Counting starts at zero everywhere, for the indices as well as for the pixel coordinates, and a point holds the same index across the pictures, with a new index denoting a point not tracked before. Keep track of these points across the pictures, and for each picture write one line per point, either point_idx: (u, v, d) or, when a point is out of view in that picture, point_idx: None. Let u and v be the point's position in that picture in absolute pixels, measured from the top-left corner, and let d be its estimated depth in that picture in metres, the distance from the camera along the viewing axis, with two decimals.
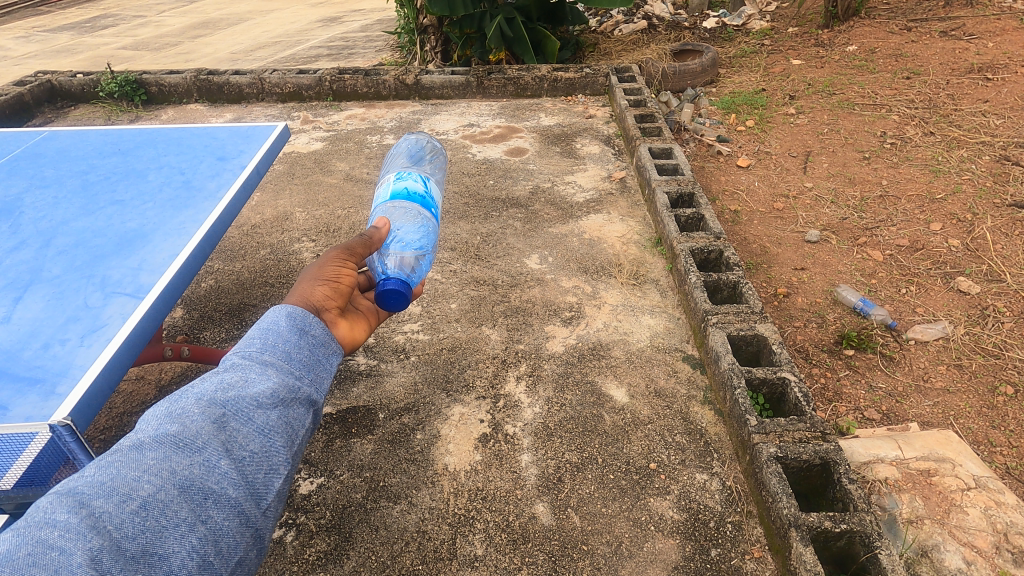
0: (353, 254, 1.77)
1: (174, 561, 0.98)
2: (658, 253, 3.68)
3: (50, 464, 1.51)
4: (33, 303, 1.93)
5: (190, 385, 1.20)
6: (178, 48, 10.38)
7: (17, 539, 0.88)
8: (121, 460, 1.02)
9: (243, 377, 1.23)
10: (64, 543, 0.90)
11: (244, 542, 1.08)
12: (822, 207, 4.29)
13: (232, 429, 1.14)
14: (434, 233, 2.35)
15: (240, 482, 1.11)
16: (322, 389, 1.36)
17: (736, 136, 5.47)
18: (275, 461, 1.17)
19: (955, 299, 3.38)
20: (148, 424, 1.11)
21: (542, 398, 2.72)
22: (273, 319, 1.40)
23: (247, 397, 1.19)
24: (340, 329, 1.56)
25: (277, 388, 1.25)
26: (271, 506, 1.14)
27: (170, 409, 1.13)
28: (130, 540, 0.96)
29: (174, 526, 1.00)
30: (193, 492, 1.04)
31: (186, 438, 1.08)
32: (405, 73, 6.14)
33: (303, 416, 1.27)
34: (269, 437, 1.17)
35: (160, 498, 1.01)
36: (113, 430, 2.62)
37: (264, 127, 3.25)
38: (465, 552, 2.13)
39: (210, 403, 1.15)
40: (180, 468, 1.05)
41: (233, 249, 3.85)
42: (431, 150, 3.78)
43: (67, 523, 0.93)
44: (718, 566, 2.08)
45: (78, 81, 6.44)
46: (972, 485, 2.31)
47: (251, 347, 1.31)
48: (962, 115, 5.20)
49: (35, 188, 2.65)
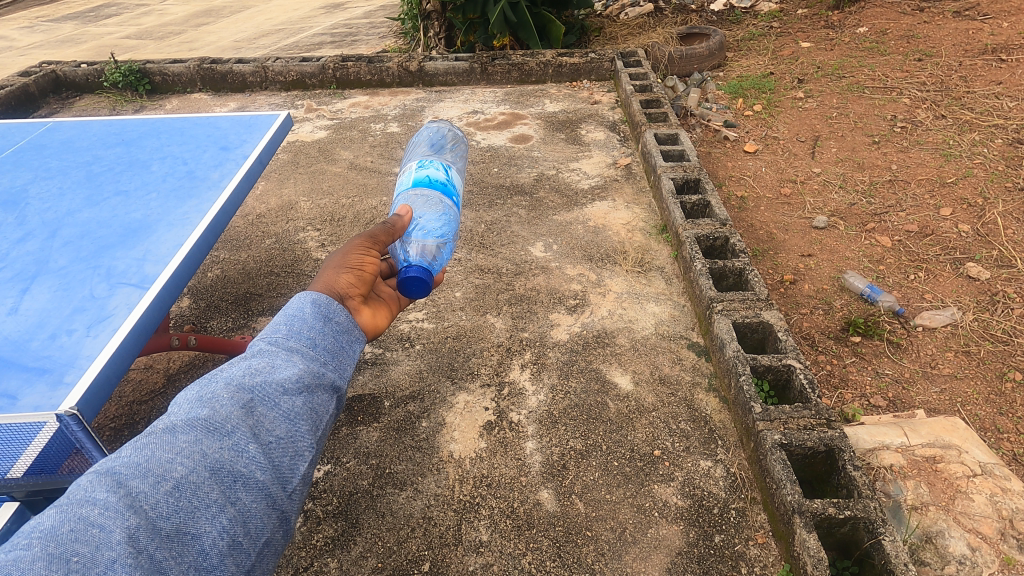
0: (376, 242, 1.76)
1: (205, 540, 1.00)
2: (663, 240, 3.67)
3: (60, 452, 1.55)
4: (40, 295, 1.95)
5: (219, 370, 1.21)
6: (182, 37, 10.32)
7: (61, 516, 0.92)
8: (156, 442, 1.04)
9: (270, 363, 1.24)
10: (104, 521, 0.94)
11: (271, 523, 1.10)
12: (829, 193, 4.25)
13: (259, 414, 1.15)
14: (456, 220, 2.34)
15: (267, 465, 1.12)
16: (346, 375, 1.36)
17: (743, 120, 5.40)
18: (300, 446, 1.18)
19: (965, 285, 3.35)
20: (180, 407, 1.12)
21: (547, 386, 2.72)
22: (299, 305, 1.39)
23: (273, 383, 1.20)
24: (363, 316, 1.56)
25: (302, 373, 1.25)
26: (297, 489, 1.15)
27: (201, 393, 1.15)
28: (164, 519, 0.98)
29: (205, 506, 1.02)
30: (223, 474, 1.06)
31: (215, 422, 1.10)
32: (409, 59, 6.09)
33: (327, 402, 1.28)
34: (294, 422, 1.18)
35: (191, 480, 1.02)
36: (123, 419, 2.66)
37: (266, 116, 3.24)
38: (471, 537, 2.15)
39: (238, 388, 1.16)
40: (210, 451, 1.06)
41: (239, 238, 3.87)
42: (450, 138, 3.65)
43: (106, 502, 0.96)
44: (721, 552, 2.09)
45: (82, 71, 6.43)
46: (978, 472, 2.30)
47: (277, 333, 1.31)
48: (975, 97, 5.10)
49: (40, 179, 2.67)
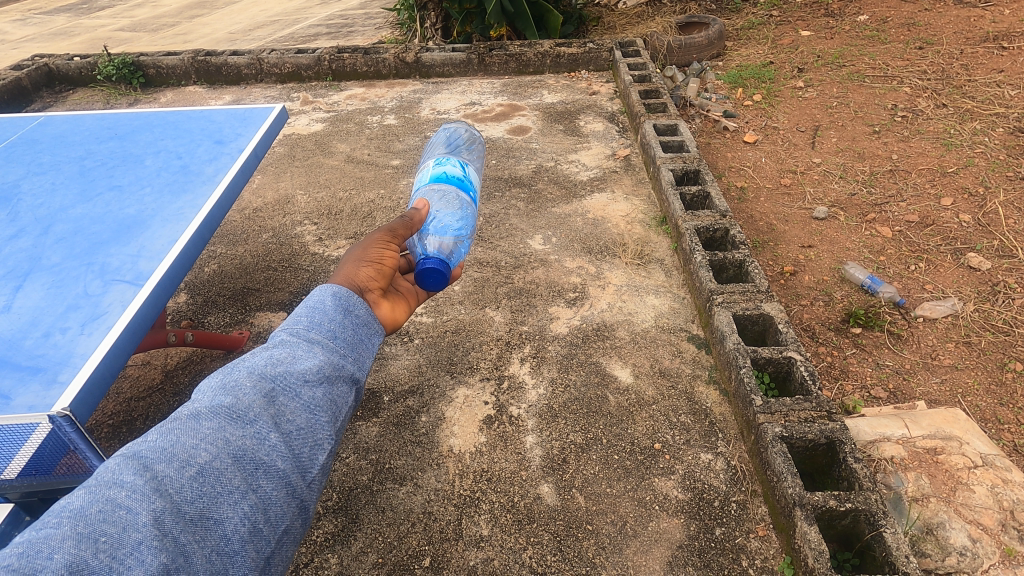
0: (395, 235, 1.74)
1: (228, 526, 1.00)
2: (663, 232, 3.64)
3: (54, 452, 1.52)
4: (34, 292, 1.93)
5: (241, 358, 1.20)
6: (176, 29, 10.21)
7: (89, 496, 0.92)
8: (180, 428, 1.04)
9: (291, 353, 1.23)
10: (130, 503, 0.93)
11: (289, 511, 1.09)
12: (829, 183, 4.23)
13: (281, 404, 1.14)
14: (473, 216, 2.32)
15: (288, 454, 1.11)
16: (365, 367, 1.35)
17: (742, 110, 5.36)
18: (320, 436, 1.17)
19: (966, 276, 3.33)
20: (203, 394, 1.12)
21: (546, 379, 2.72)
22: (319, 296, 1.38)
23: (294, 372, 1.19)
24: (382, 310, 1.53)
25: (323, 365, 1.24)
26: (316, 479, 1.14)
27: (224, 380, 1.14)
28: (188, 503, 0.98)
29: (228, 492, 1.01)
30: (245, 461, 1.05)
31: (238, 409, 1.09)
32: (405, 51, 6.03)
33: (346, 394, 1.26)
34: (315, 413, 1.17)
35: (215, 465, 1.02)
36: (121, 416, 2.65)
37: (261, 109, 3.19)
38: (471, 532, 2.15)
39: (260, 376, 1.15)
40: (233, 439, 1.05)
41: (235, 232, 3.84)
42: (466, 140, 3.58)
43: (133, 484, 0.96)
44: (723, 545, 2.09)
45: (75, 64, 6.35)
46: (979, 463, 2.29)
47: (298, 324, 1.30)
48: (976, 86, 5.06)
49: (32, 175, 2.64)
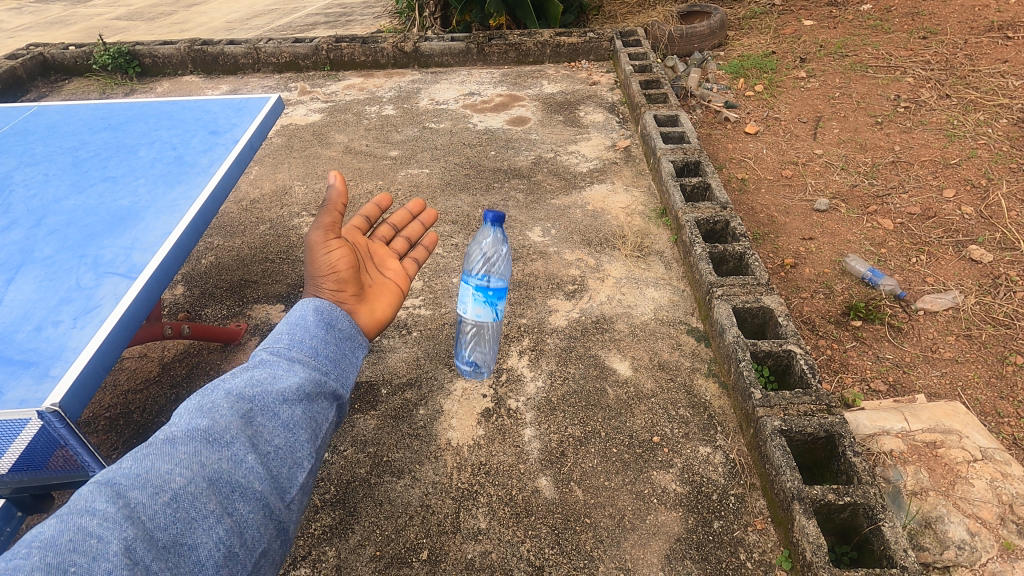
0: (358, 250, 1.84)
1: (202, 550, 1.07)
2: (663, 224, 3.62)
3: (45, 448, 1.56)
4: (26, 285, 1.91)
5: (220, 380, 1.31)
6: (172, 18, 10.10)
7: (62, 525, 0.97)
8: (156, 453, 1.11)
9: (270, 373, 1.34)
10: (102, 531, 0.99)
11: (265, 533, 1.17)
12: (830, 174, 4.19)
13: (258, 424, 1.24)
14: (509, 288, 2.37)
15: (265, 476, 1.19)
16: (347, 384, 1.49)
17: (744, 101, 5.31)
18: (298, 455, 1.27)
19: (967, 268, 3.31)
20: (180, 418, 1.20)
21: (545, 372, 2.70)
22: (301, 313, 1.51)
23: (273, 392, 1.30)
24: (362, 317, 1.70)
25: (302, 383, 1.35)
26: (292, 498, 1.23)
27: (202, 404, 1.23)
28: (162, 530, 1.04)
29: (203, 517, 1.08)
30: (221, 484, 1.13)
31: (214, 433, 1.17)
32: (404, 40, 5.97)
33: (323, 413, 1.38)
34: (293, 432, 1.28)
35: (189, 489, 1.09)
36: (118, 408, 2.64)
37: (256, 99, 3.16)
38: (469, 525, 2.15)
39: (238, 398, 1.25)
40: (209, 462, 1.13)
41: (233, 224, 3.82)
42: None
43: (105, 512, 1.01)
44: (721, 539, 2.09)
45: (70, 53, 6.28)
46: (978, 457, 2.28)
47: (279, 343, 1.43)
48: (980, 76, 5.01)
49: (25, 166, 2.61)
